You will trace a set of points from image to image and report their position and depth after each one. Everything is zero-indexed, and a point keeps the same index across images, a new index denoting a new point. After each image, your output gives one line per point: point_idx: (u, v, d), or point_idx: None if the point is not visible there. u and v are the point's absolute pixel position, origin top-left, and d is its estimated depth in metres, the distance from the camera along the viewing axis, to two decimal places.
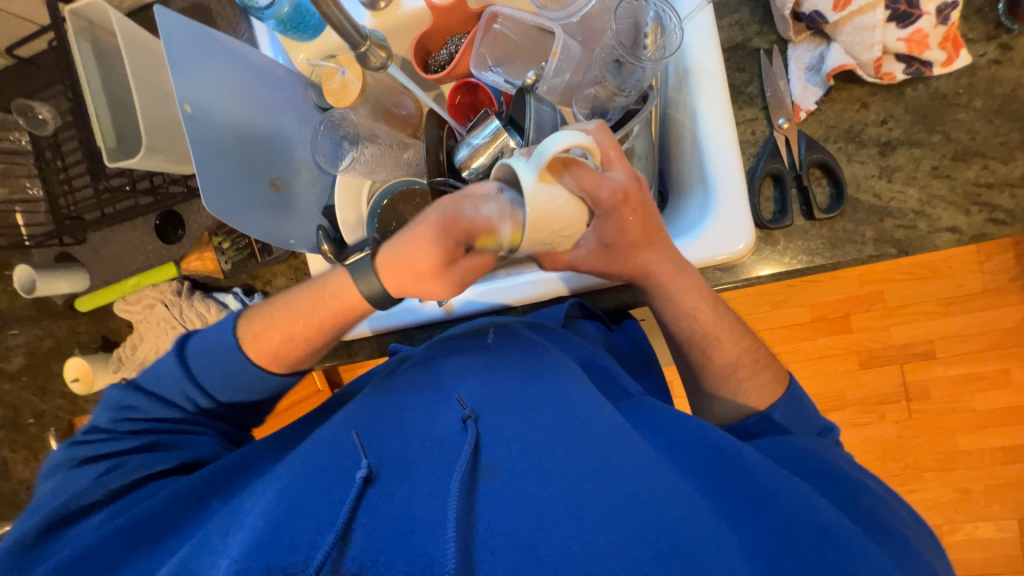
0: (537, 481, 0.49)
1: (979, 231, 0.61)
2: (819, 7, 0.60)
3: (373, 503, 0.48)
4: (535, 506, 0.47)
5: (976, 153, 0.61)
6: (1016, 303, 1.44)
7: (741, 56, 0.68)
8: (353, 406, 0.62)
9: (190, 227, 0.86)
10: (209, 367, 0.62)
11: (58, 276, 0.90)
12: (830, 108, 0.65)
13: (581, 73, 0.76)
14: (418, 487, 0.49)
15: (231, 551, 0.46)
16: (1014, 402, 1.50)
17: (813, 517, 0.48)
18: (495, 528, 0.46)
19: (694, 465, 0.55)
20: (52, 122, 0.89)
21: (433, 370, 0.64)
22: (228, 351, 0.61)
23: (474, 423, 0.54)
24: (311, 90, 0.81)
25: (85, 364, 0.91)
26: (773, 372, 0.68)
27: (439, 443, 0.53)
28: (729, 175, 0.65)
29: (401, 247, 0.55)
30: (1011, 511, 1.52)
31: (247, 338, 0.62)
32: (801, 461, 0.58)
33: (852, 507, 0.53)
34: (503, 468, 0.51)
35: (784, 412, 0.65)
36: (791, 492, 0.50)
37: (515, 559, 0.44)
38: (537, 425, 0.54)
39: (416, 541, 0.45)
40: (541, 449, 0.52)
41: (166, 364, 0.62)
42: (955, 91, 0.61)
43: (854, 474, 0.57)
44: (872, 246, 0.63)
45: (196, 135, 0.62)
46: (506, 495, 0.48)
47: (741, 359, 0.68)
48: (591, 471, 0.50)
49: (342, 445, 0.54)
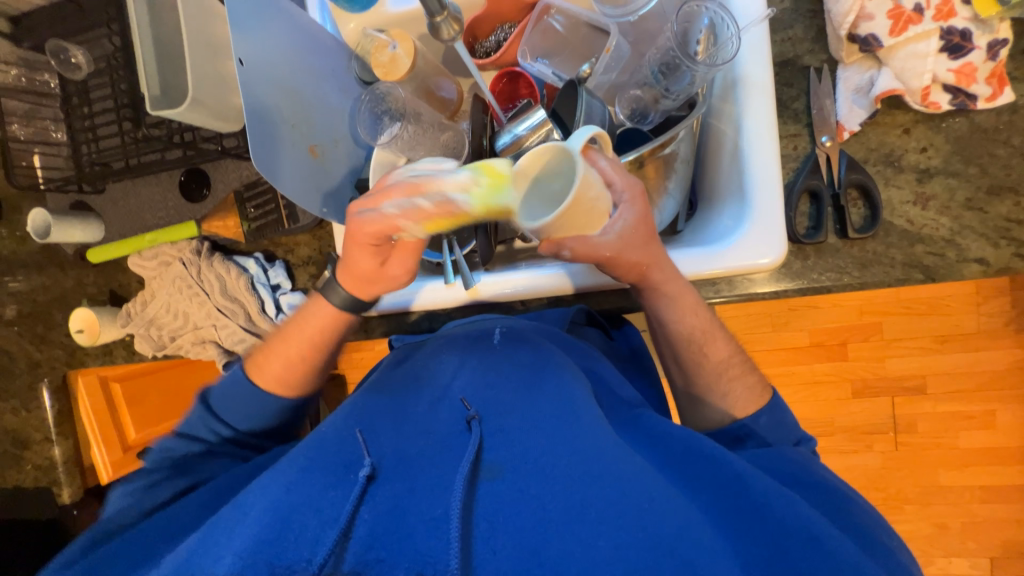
0: (538, 485, 0.50)
1: (1005, 264, 0.62)
2: (876, 31, 0.61)
3: (377, 499, 0.50)
4: (538, 509, 0.48)
5: (1010, 189, 0.62)
6: (1006, 347, 1.48)
7: (790, 72, 0.69)
8: (362, 395, 0.63)
9: (217, 187, 0.84)
10: (229, 403, 0.66)
11: (72, 223, 0.87)
12: (873, 131, 0.66)
13: (628, 73, 0.78)
14: (420, 485, 0.50)
15: (231, 547, 0.45)
16: (996, 443, 1.53)
17: (806, 527, 0.49)
18: (496, 528, 0.47)
19: (691, 479, 0.54)
20: (86, 67, 0.86)
21: (433, 367, 0.65)
22: (240, 385, 0.66)
23: (478, 424, 0.55)
24: (355, 61, 0.80)
25: (91, 315, 0.89)
26: (759, 378, 0.69)
27: (443, 441, 0.55)
28: (767, 186, 0.66)
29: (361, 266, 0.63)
30: (983, 549, 1.56)
31: (255, 374, 0.67)
32: (805, 473, 0.58)
33: (851, 524, 0.53)
34: (506, 468, 0.51)
35: (769, 419, 0.65)
36: (779, 509, 0.50)
37: (517, 559, 0.45)
38: (543, 428, 0.54)
39: (418, 541, 0.46)
40: (546, 454, 0.52)
41: (191, 411, 0.67)
42: (994, 127, 0.63)
43: (850, 491, 0.58)
44: (900, 270, 0.65)
45: (250, 98, 0.63)
46: (507, 497, 0.49)
47: (734, 358, 0.69)
48: (592, 476, 0.50)
49: (344, 441, 0.55)
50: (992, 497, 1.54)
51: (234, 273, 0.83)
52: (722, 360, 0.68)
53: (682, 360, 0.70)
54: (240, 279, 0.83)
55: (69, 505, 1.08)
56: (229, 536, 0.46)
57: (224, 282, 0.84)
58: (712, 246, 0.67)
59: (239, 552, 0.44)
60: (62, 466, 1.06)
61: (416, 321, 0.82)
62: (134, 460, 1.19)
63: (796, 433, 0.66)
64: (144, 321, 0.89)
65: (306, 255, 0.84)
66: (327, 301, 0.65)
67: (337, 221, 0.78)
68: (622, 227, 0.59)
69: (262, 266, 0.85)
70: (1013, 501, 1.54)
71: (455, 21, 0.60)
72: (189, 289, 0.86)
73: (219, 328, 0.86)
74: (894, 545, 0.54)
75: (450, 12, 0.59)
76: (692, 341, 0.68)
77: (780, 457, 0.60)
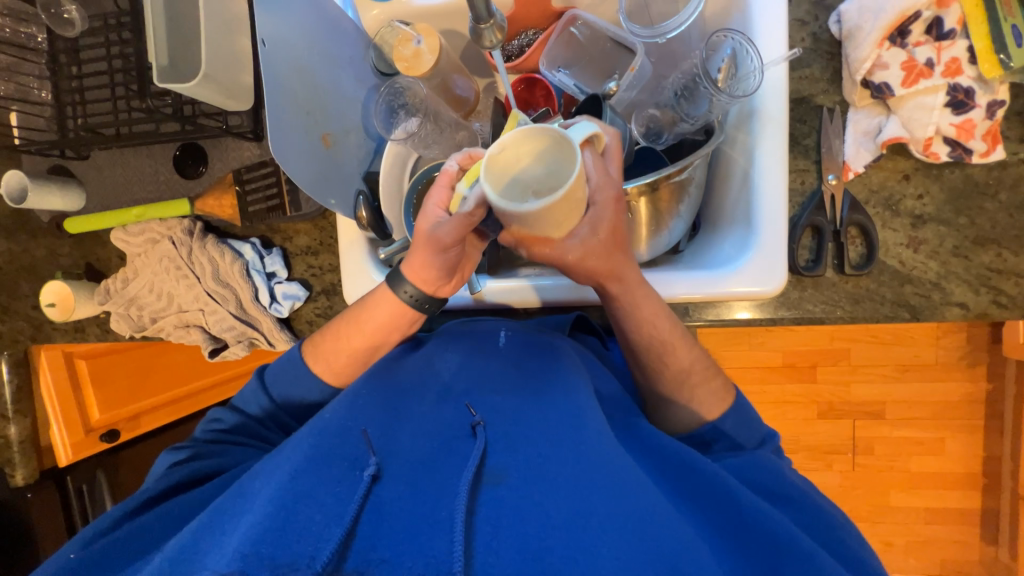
0: (543, 491, 0.49)
1: (983, 310, 0.67)
2: (889, 80, 0.65)
3: (379, 500, 0.48)
4: (541, 516, 0.47)
5: (993, 240, 0.67)
6: (960, 379, 1.58)
7: (805, 109, 0.71)
8: (361, 386, 0.62)
9: (213, 165, 0.80)
10: (280, 383, 0.71)
11: (52, 190, 0.81)
12: (876, 174, 0.69)
13: (648, 93, 0.79)
14: (424, 485, 0.49)
15: (232, 538, 0.44)
16: (944, 468, 1.63)
17: (795, 546, 0.50)
18: (498, 531, 0.46)
19: (686, 494, 0.55)
20: (79, 24, 0.80)
21: (435, 368, 0.64)
22: (293, 371, 0.70)
23: (483, 430, 0.54)
24: (372, 50, 0.78)
25: (65, 289, 0.84)
26: (722, 381, 0.68)
27: (445, 440, 0.54)
28: (774, 217, 0.68)
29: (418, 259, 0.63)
30: (923, 566, 1.67)
31: (308, 365, 0.70)
32: (796, 489, 0.59)
33: (832, 545, 0.55)
34: (510, 474, 0.50)
35: (734, 421, 0.66)
36: (772, 527, 0.51)
37: (519, 565, 0.44)
38: (547, 436, 0.54)
39: (422, 541, 0.44)
40: (549, 463, 0.51)
41: (249, 388, 0.71)
42: (985, 181, 0.67)
43: (833, 512, 0.60)
44: (889, 308, 0.68)
45: (269, 80, 0.61)
46: (509, 504, 0.48)
47: (692, 367, 0.66)
48: (592, 487, 0.49)
49: (345, 436, 0.54)
50: (935, 518, 1.65)
51: (228, 259, 0.80)
52: (681, 369, 0.66)
53: (654, 377, 0.68)
54: (234, 263, 0.80)
55: (21, 488, 1.03)
56: (233, 526, 0.46)
57: (217, 266, 0.81)
58: (717, 272, 0.68)
59: (236, 545, 0.42)
60: (16, 446, 0.99)
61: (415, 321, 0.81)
62: (98, 443, 1.14)
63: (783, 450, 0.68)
64: (124, 300, 0.84)
65: (305, 244, 0.82)
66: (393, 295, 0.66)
67: (344, 214, 0.75)
68: (596, 226, 0.55)
69: (258, 252, 0.82)
70: (952, 523, 1.65)
71: (500, 25, 0.53)
72: (178, 271, 0.82)
73: (207, 314, 0.82)
74: (875, 565, 0.56)
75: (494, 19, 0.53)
76: (649, 348, 0.65)
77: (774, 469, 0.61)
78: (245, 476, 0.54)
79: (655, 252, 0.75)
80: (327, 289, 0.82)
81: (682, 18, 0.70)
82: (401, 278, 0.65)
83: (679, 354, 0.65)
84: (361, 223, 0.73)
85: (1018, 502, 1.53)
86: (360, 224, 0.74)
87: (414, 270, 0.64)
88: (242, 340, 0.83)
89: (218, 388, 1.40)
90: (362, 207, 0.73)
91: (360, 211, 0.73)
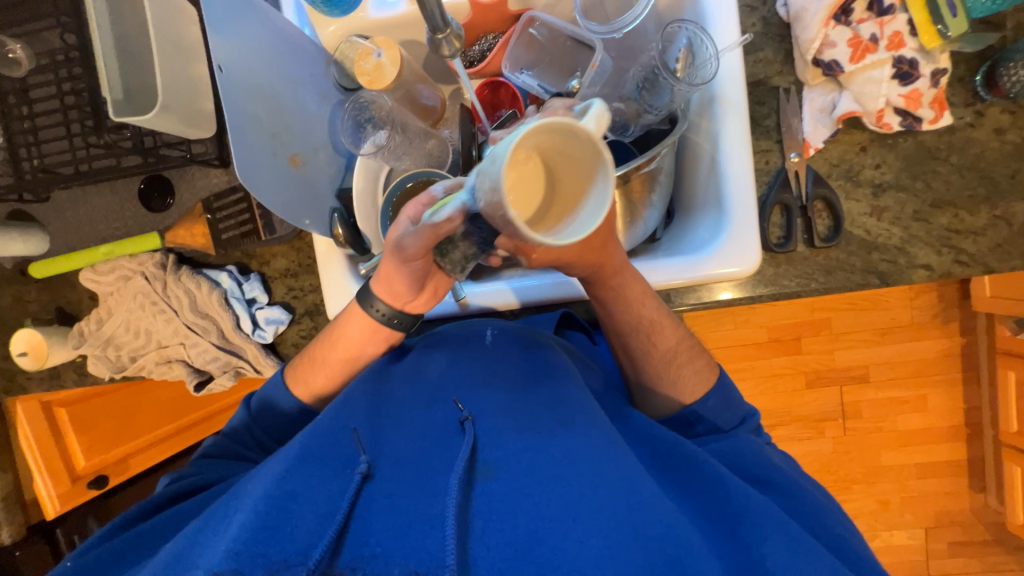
0: (533, 483, 0.49)
1: (948, 269, 0.70)
2: (838, 57, 0.67)
3: (371, 499, 0.49)
4: (532, 507, 0.47)
5: (950, 202, 0.70)
6: (936, 337, 1.64)
7: (762, 91, 0.73)
8: (355, 386, 0.63)
9: (182, 196, 0.81)
10: (269, 410, 0.69)
11: (12, 236, 0.79)
12: (835, 148, 0.72)
13: (612, 87, 0.78)
14: (417, 484, 0.49)
15: (226, 538, 0.45)
16: (929, 423, 1.69)
17: (778, 521, 0.52)
18: (492, 525, 0.46)
19: (673, 479, 0.57)
20: (25, 63, 0.78)
21: (425, 371, 0.64)
22: (281, 398, 0.69)
23: (472, 425, 0.54)
24: (334, 66, 0.78)
25: (37, 336, 0.81)
26: (704, 361, 0.69)
27: (438, 441, 0.54)
28: (744, 197, 0.69)
29: (385, 271, 0.63)
30: (919, 520, 1.72)
31: (297, 388, 0.69)
32: (777, 468, 0.61)
33: (818, 520, 0.57)
34: (500, 467, 0.51)
35: (717, 400, 0.67)
36: (757, 513, 0.52)
37: (513, 558, 0.44)
38: (534, 428, 0.54)
39: (416, 540, 0.45)
40: (539, 454, 0.52)
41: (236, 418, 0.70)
42: (937, 146, 0.70)
43: (814, 489, 0.62)
44: (860, 276, 0.71)
45: (229, 104, 0.59)
46: (501, 496, 0.48)
47: (676, 349, 0.67)
48: (588, 476, 0.50)
49: (337, 436, 0.54)
50: (926, 472, 1.71)
51: (205, 289, 0.78)
52: (669, 350, 0.67)
53: (638, 363, 0.68)
54: (212, 292, 0.78)
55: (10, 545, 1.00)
56: (226, 525, 0.47)
57: (195, 297, 0.79)
58: (694, 255, 0.70)
59: (230, 545, 0.43)
60: (0, 503, 0.96)
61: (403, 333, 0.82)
62: (85, 491, 1.12)
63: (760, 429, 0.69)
64: (101, 341, 0.82)
65: (283, 267, 0.81)
66: (365, 312, 0.66)
67: (320, 233, 0.74)
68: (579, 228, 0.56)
69: (236, 279, 0.80)
70: (941, 475, 1.71)
71: (458, 32, 0.54)
72: (154, 306, 0.80)
73: (188, 347, 0.80)
74: (862, 546, 0.57)
75: (451, 28, 0.53)
76: (636, 331, 0.66)
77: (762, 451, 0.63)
78: (241, 479, 0.54)
79: (633, 243, 0.76)
80: (309, 310, 0.81)
81: (637, 12, 0.72)
82: (372, 295, 0.66)
83: (663, 341, 0.67)
84: (339, 241, 0.73)
85: (1000, 448, 1.61)
86: (337, 241, 0.74)
87: (385, 287, 0.64)
88: (228, 370, 0.81)
89: (201, 426, 1.35)
90: (339, 225, 0.73)
91: (336, 228, 0.73)
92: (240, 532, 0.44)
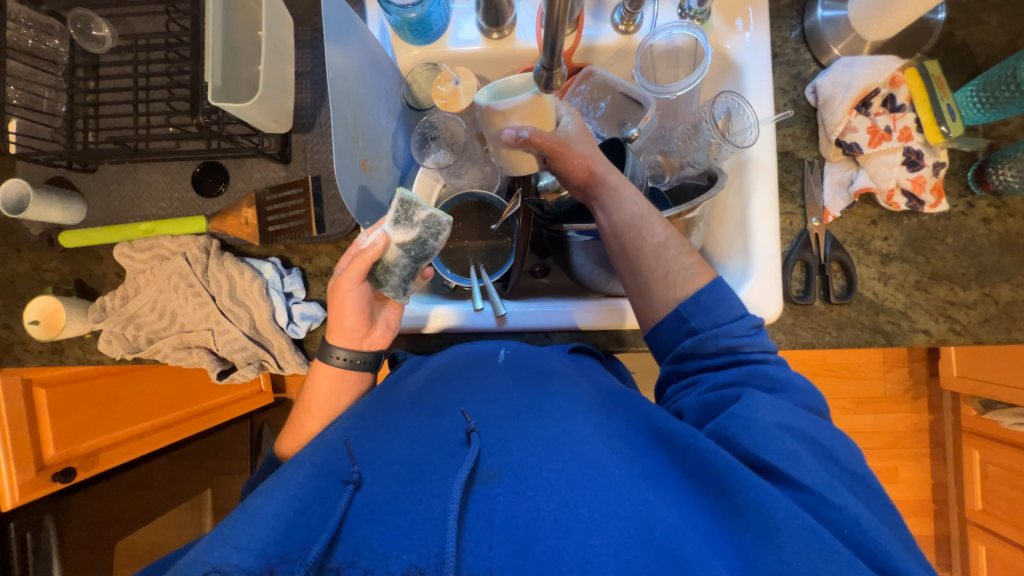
0: (536, 487, 0.49)
1: (944, 336, 0.78)
2: (858, 140, 0.78)
3: (365, 506, 0.49)
4: (532, 510, 0.47)
5: (945, 277, 0.79)
6: (908, 411, 1.74)
7: (789, 161, 0.83)
8: (361, 407, 0.64)
9: (235, 184, 0.82)
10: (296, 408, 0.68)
11: (54, 201, 0.78)
12: (849, 218, 0.81)
13: (652, 140, 0.91)
14: (421, 488, 0.49)
15: (232, 539, 0.45)
16: (898, 495, 1.76)
17: (796, 519, 0.47)
18: (494, 522, 0.46)
19: (683, 477, 0.54)
20: (109, 42, 0.81)
21: (447, 386, 0.64)
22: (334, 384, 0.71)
23: (478, 438, 0.54)
24: (404, 87, 0.85)
25: (56, 306, 0.78)
26: None
27: (445, 448, 0.54)
28: (767, 252, 0.77)
29: (336, 314, 0.70)
30: None
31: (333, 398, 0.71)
32: (796, 456, 0.52)
33: None
34: (503, 473, 0.51)
35: (709, 295, 0.63)
36: (771, 502, 0.48)
37: (512, 555, 0.44)
38: (540, 438, 0.54)
39: (416, 532, 0.46)
40: (542, 459, 0.52)
41: None
42: (935, 228, 0.79)
43: (841, 483, 0.54)
44: (869, 334, 0.78)
45: (334, 106, 0.64)
46: (503, 498, 0.48)
47: None
48: (589, 479, 0.49)
49: (338, 453, 0.55)
50: None
51: (248, 277, 0.78)
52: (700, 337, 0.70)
53: (634, 259, 0.67)
54: (253, 281, 0.78)
55: None
56: (235, 528, 0.47)
57: (234, 285, 0.79)
58: None
59: (240, 544, 0.45)
60: None
61: (435, 344, 0.84)
62: (51, 483, 1.02)
63: (770, 380, 0.61)
64: (122, 318, 0.79)
65: (325, 265, 0.82)
66: (330, 361, 0.71)
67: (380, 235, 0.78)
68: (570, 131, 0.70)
69: (279, 272, 0.80)
70: None
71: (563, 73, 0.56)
72: (189, 288, 0.79)
73: (216, 334, 0.79)
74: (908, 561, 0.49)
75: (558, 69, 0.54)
76: (630, 224, 0.67)
77: (787, 432, 0.54)
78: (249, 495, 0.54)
79: None
80: None
81: (690, 80, 0.77)
82: (331, 345, 0.71)
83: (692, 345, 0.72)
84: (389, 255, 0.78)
85: (965, 525, 1.67)
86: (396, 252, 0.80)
87: (343, 339, 0.71)
88: (252, 362, 0.80)
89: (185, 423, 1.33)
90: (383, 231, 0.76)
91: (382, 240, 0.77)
92: (249, 529, 0.46)
